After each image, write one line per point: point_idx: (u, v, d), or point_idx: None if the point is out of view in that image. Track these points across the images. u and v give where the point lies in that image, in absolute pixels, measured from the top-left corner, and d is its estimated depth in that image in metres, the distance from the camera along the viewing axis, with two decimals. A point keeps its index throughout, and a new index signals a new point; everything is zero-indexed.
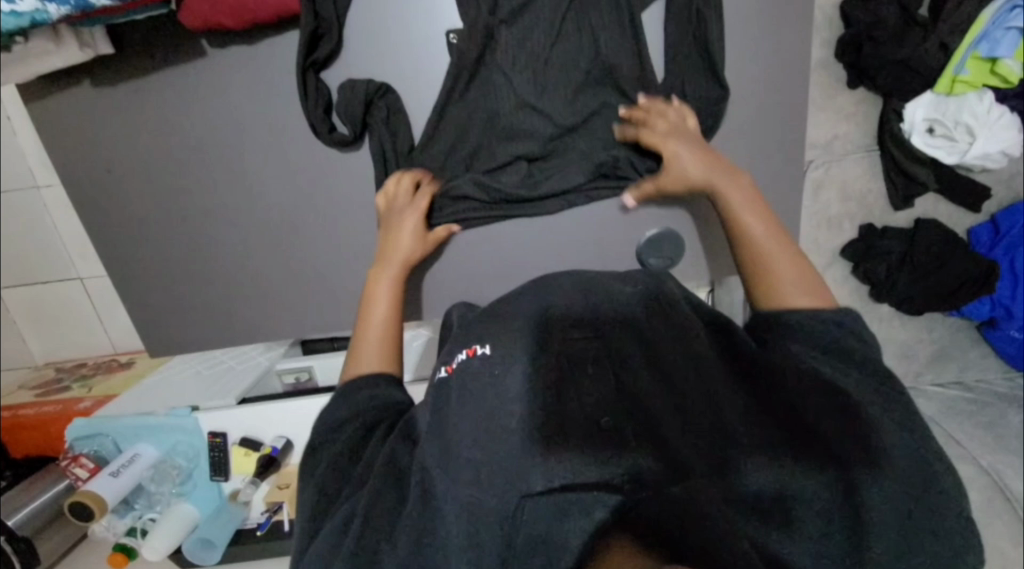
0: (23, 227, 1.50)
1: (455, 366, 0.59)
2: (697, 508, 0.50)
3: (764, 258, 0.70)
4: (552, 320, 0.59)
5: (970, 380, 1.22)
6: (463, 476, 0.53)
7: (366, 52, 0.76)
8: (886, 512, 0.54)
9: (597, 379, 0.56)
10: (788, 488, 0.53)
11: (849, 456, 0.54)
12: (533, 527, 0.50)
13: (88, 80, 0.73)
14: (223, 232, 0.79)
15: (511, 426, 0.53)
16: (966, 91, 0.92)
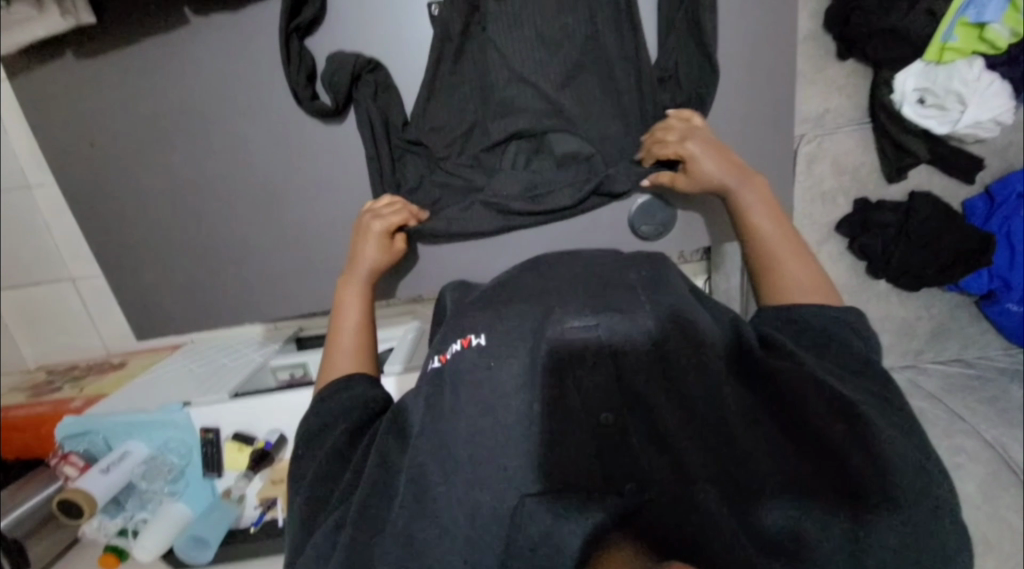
0: (14, 227, 1.49)
1: (449, 357, 0.57)
2: (696, 509, 0.50)
3: (762, 243, 0.69)
4: (550, 316, 0.56)
5: (974, 357, 1.22)
6: (463, 470, 0.51)
7: (350, 20, 0.75)
8: (902, 530, 0.49)
9: (597, 375, 0.55)
10: (794, 498, 0.50)
11: (865, 468, 0.50)
12: (530, 529, 0.48)
13: (71, 52, 0.72)
14: (211, 209, 0.79)
15: (508, 420, 0.53)
16: (954, 58, 0.92)
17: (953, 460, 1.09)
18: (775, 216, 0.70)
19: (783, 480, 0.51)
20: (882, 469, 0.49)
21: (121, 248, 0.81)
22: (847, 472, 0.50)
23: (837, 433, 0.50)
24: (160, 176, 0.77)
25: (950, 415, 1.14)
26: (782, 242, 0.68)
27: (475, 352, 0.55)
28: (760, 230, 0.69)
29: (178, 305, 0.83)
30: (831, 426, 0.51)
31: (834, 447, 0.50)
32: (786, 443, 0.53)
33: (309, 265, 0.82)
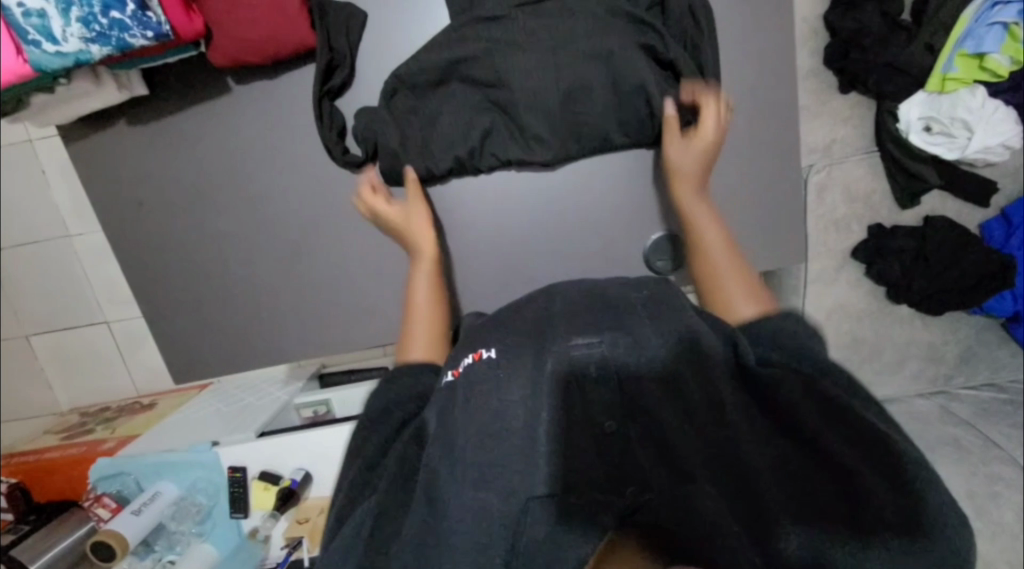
0: (55, 275, 1.57)
1: (461, 370, 0.62)
2: (692, 509, 0.54)
3: (707, 258, 0.78)
4: (556, 335, 0.60)
5: (1005, 381, 1.19)
6: (470, 478, 0.55)
7: (378, 80, 0.79)
8: (891, 520, 0.51)
9: (601, 388, 0.58)
10: (782, 489, 0.54)
11: (852, 464, 0.52)
12: (537, 535, 0.52)
13: (123, 120, 0.79)
14: (244, 257, 0.84)
15: (516, 428, 0.56)
16: (957, 87, 0.93)
17: (990, 488, 1.03)
18: (717, 230, 0.78)
19: (770, 479, 0.54)
20: (870, 471, 0.52)
21: (163, 295, 0.86)
22: (830, 473, 0.53)
23: (826, 440, 0.53)
24: (200, 226, 0.82)
25: (986, 442, 1.10)
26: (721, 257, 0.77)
27: (486, 363, 0.60)
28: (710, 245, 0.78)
29: (215, 348, 0.88)
30: (817, 432, 0.54)
31: (819, 448, 0.54)
32: (776, 444, 0.56)
33: (338, 306, 0.86)
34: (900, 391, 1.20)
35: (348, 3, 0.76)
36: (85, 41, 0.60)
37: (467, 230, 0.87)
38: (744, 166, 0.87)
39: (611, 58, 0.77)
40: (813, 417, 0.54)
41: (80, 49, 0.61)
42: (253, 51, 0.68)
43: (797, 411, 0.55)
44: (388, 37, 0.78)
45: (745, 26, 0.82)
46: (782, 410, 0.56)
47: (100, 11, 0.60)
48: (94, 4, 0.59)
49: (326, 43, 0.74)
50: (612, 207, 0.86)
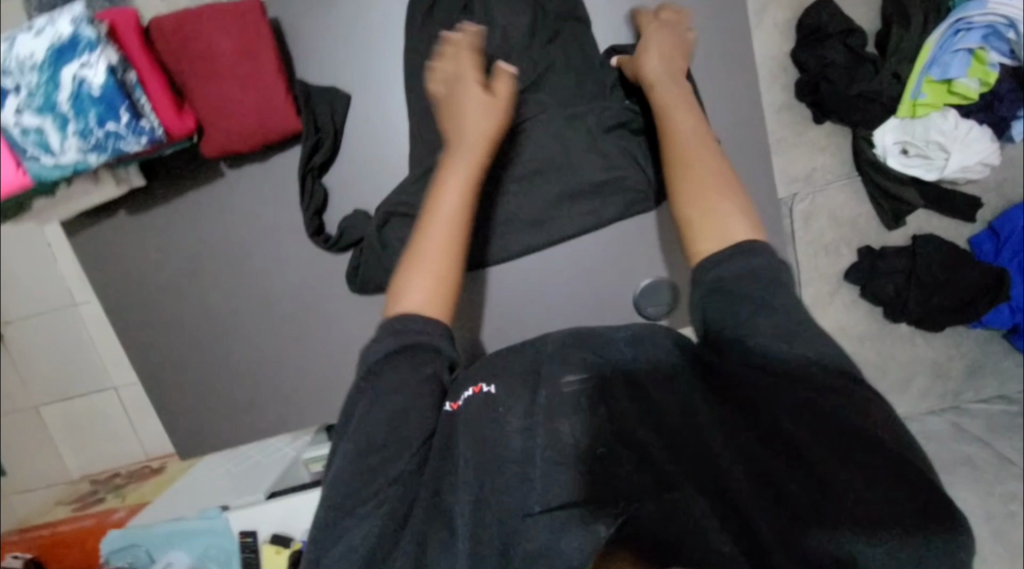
0: (65, 344, 1.60)
1: (462, 402, 0.68)
2: (680, 514, 0.60)
3: (677, 151, 0.69)
4: (548, 371, 0.70)
5: (1015, 393, 1.18)
6: (472, 494, 0.63)
7: (362, 153, 0.81)
8: (871, 510, 0.53)
9: (592, 416, 0.65)
10: (762, 489, 0.60)
11: (824, 462, 0.56)
12: (530, 543, 0.60)
13: (123, 210, 0.82)
14: (244, 331, 0.86)
15: (515, 454, 0.65)
16: (929, 111, 0.96)
17: (1006, 508, 1.03)
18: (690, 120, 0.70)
19: (745, 479, 0.61)
20: (841, 464, 0.55)
21: (166, 374, 0.87)
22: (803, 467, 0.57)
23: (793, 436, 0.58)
24: (200, 304, 0.84)
25: (999, 459, 1.09)
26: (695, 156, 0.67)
27: (486, 396, 0.68)
28: (676, 127, 0.70)
29: (218, 421, 0.89)
30: (786, 429, 0.58)
31: (789, 445, 0.58)
32: (751, 453, 0.61)
33: (336, 373, 0.87)
34: (911, 409, 1.18)
35: (330, 87, 0.79)
36: (83, 152, 0.63)
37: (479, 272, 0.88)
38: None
39: None
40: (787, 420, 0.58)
41: (77, 159, 0.63)
42: (240, 138, 0.71)
43: (768, 420, 0.60)
44: (373, 111, 0.81)
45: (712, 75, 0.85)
46: (756, 420, 0.61)
47: (95, 123, 0.62)
48: (87, 116, 0.61)
49: (311, 124, 0.76)
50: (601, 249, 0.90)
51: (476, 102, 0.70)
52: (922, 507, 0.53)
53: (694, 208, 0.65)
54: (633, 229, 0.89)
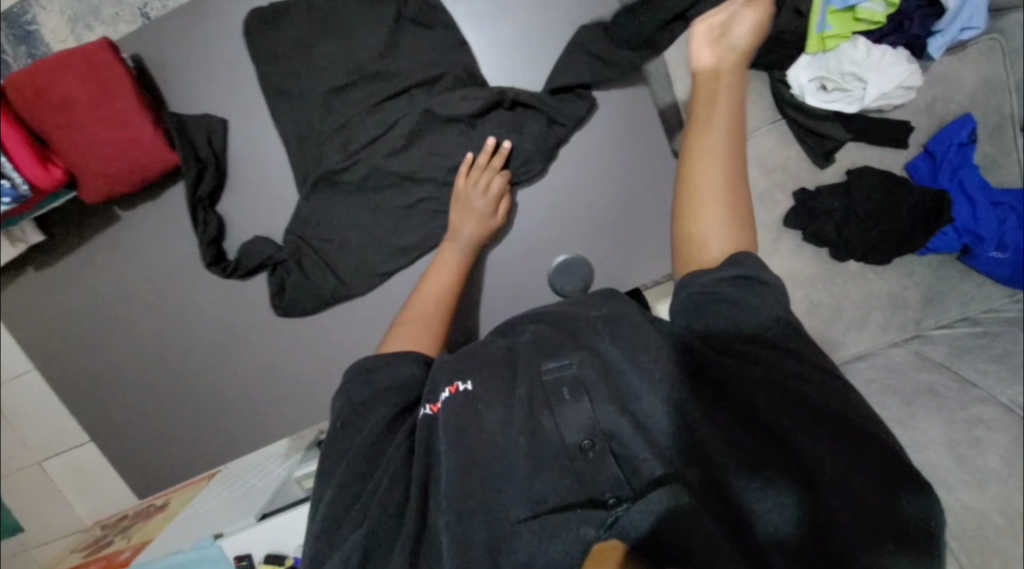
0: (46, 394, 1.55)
1: (440, 404, 0.65)
2: (682, 514, 0.55)
3: (698, 171, 0.68)
4: (527, 361, 0.67)
5: (978, 313, 1.15)
6: (456, 508, 0.59)
7: (251, 176, 0.80)
8: (848, 494, 0.53)
9: (575, 409, 0.61)
10: (753, 484, 0.56)
11: (807, 448, 0.55)
12: (519, 553, 0.57)
13: (31, 266, 0.83)
14: (174, 365, 0.86)
15: (492, 454, 0.61)
16: (839, 43, 0.94)
17: (969, 433, 1.03)
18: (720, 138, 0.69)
19: (748, 485, 0.56)
20: (822, 445, 0.55)
21: (109, 417, 0.89)
22: (801, 464, 0.55)
23: (784, 429, 0.56)
24: (133, 345, 0.85)
25: (962, 383, 1.08)
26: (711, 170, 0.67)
27: (462, 395, 0.65)
28: (705, 159, 0.68)
29: (171, 457, 0.90)
30: (781, 425, 0.56)
31: (775, 432, 0.57)
32: (739, 442, 0.58)
33: (268, 396, 0.86)
34: (872, 345, 1.14)
35: (203, 113, 0.78)
36: None
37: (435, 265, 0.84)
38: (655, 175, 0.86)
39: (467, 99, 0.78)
40: (778, 406, 0.57)
41: None
42: (116, 180, 0.74)
43: (756, 404, 0.58)
44: (258, 131, 0.79)
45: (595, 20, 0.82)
46: (743, 404, 0.59)
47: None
48: None
49: (190, 153, 0.75)
50: (550, 223, 0.87)
51: (478, 195, 0.78)
52: (894, 486, 0.53)
53: (691, 233, 0.67)
54: (564, 207, 0.86)
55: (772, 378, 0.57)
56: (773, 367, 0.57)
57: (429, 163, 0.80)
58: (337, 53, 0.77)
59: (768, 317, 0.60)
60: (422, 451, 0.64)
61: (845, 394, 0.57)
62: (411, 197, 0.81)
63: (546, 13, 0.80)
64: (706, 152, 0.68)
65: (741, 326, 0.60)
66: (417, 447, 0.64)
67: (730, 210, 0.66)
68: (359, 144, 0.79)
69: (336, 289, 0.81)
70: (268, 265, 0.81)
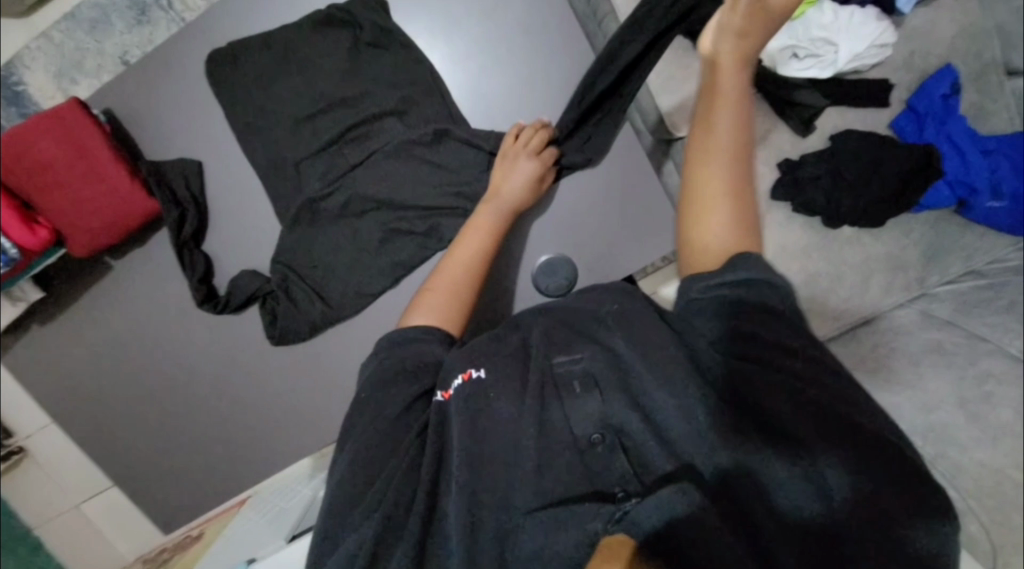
0: None
1: (452, 391, 0.66)
2: (699, 519, 0.55)
3: (701, 177, 0.71)
4: (538, 354, 0.69)
5: (983, 265, 1.13)
6: (467, 500, 0.60)
7: (232, 212, 0.82)
8: (858, 497, 0.55)
9: (586, 401, 0.64)
10: (767, 487, 0.57)
11: (820, 449, 0.56)
12: (530, 543, 0.59)
13: (35, 322, 0.85)
14: (181, 402, 0.89)
15: (506, 453, 0.62)
16: (803, 10, 0.95)
17: (980, 389, 1.01)
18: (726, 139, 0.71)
19: (753, 474, 0.58)
20: (834, 448, 0.56)
21: (124, 459, 0.91)
22: (807, 452, 0.56)
23: (788, 423, 0.57)
24: (138, 387, 0.88)
25: (971, 338, 1.06)
26: (714, 181, 0.70)
27: (475, 382, 0.66)
28: (706, 165, 0.71)
29: (186, 493, 0.92)
30: (794, 430, 0.57)
31: (790, 435, 0.57)
32: (754, 446, 0.58)
33: (275, 422, 0.89)
34: (877, 309, 1.12)
35: (179, 158, 0.80)
36: None
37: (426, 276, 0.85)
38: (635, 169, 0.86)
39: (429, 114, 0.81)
40: (788, 408, 0.58)
41: None
42: (102, 231, 0.75)
43: (768, 408, 0.59)
44: (233, 169, 0.81)
45: (551, 18, 0.83)
46: (755, 409, 0.59)
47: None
48: None
49: (169, 197, 0.77)
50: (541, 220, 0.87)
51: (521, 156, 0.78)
52: (904, 494, 0.54)
53: (697, 238, 0.69)
54: (555, 200, 0.87)
55: (770, 367, 0.59)
56: (772, 356, 0.59)
57: (405, 179, 0.81)
58: (304, 85, 0.80)
59: (792, 326, 0.61)
60: (434, 441, 0.65)
61: (853, 399, 0.58)
62: (388, 217, 0.81)
63: (501, 21, 0.82)
64: (707, 166, 0.71)
65: (754, 330, 0.60)
66: (428, 443, 0.65)
67: (735, 211, 0.69)
68: (336, 173, 0.80)
69: (325, 314, 0.82)
70: (258, 296, 0.82)
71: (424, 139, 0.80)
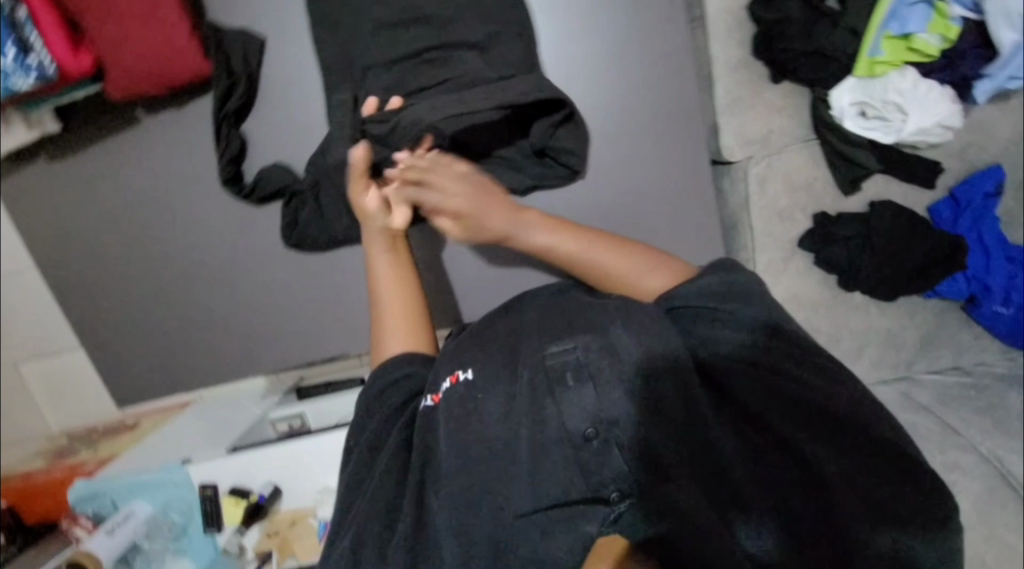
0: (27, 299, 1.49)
1: (440, 395, 0.68)
2: (703, 526, 0.59)
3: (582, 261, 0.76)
4: (530, 346, 0.70)
5: (970, 364, 1.16)
6: (460, 493, 0.62)
7: (279, 100, 0.78)
8: (854, 504, 0.62)
9: (580, 393, 0.65)
10: (772, 501, 0.63)
11: (818, 462, 0.64)
12: (532, 538, 0.62)
13: (44, 156, 0.81)
14: (174, 281, 0.85)
15: (502, 441, 0.65)
16: (887, 70, 0.93)
17: (945, 477, 1.04)
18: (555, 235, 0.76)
19: (759, 489, 0.63)
20: (829, 459, 0.64)
21: (100, 323, 0.88)
22: (800, 468, 0.64)
23: (788, 435, 0.65)
24: (133, 254, 0.84)
25: (943, 427, 1.10)
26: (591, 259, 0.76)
27: (461, 385, 0.68)
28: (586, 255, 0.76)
29: (157, 374, 0.89)
30: (799, 442, 0.65)
31: (789, 447, 0.65)
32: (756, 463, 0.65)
33: (265, 327, 0.87)
34: (862, 379, 1.16)
35: (244, 28, 0.75)
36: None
37: (447, 236, 0.86)
38: (686, 162, 0.83)
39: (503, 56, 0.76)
40: (787, 426, 0.66)
41: None
42: (145, 79, 0.71)
43: (774, 427, 0.66)
44: (293, 57, 0.77)
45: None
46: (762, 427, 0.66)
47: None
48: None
49: (223, 66, 0.73)
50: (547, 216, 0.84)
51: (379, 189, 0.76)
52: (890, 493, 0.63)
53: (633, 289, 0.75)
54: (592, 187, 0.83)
55: (774, 391, 0.67)
56: (773, 382, 0.67)
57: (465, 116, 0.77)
58: None
59: (796, 349, 0.68)
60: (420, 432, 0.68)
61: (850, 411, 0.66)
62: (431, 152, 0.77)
63: None
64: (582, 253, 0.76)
65: (748, 354, 0.67)
66: (418, 436, 0.67)
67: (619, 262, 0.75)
68: (405, 89, 0.76)
69: (349, 230, 0.81)
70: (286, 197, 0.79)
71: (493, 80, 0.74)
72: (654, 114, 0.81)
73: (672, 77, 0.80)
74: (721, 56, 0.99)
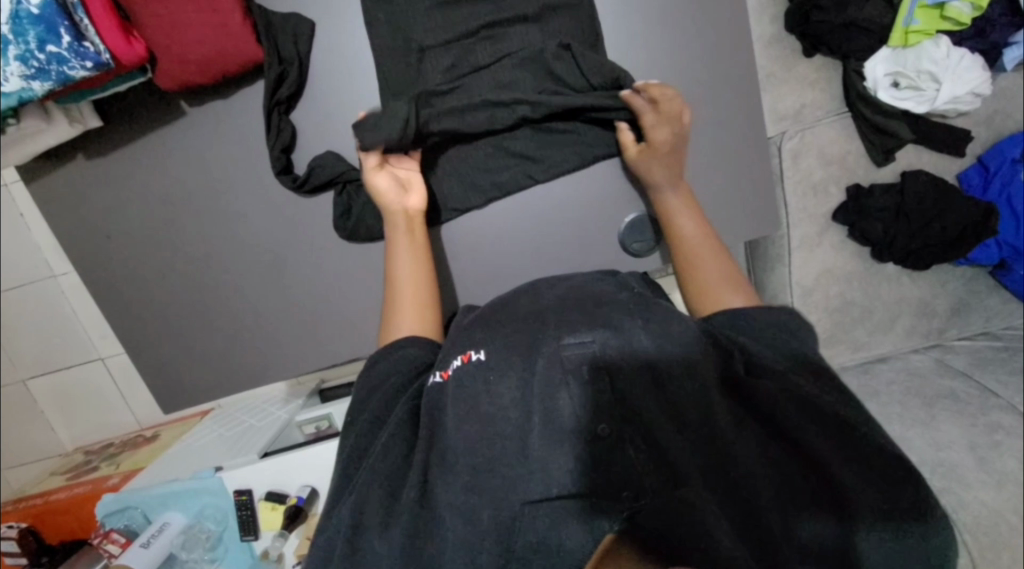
0: (35, 312, 1.43)
1: (451, 371, 0.61)
2: (695, 516, 0.52)
3: (682, 241, 0.75)
4: (542, 335, 0.59)
5: (998, 328, 1.19)
6: (461, 485, 0.55)
7: (328, 87, 0.77)
8: (868, 519, 0.53)
9: (591, 385, 0.56)
10: (781, 497, 0.55)
11: (834, 471, 0.53)
12: (532, 535, 0.53)
13: (83, 154, 0.79)
14: (219, 279, 0.83)
15: (509, 433, 0.56)
16: (921, 40, 0.93)
17: (990, 437, 1.06)
18: (683, 205, 0.76)
19: (779, 509, 0.54)
20: (849, 468, 0.53)
21: (141, 324, 0.85)
22: (828, 489, 0.54)
23: (804, 439, 0.54)
24: (176, 252, 0.82)
25: (982, 390, 1.12)
26: (699, 239, 0.74)
27: (475, 364, 0.60)
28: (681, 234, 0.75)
29: (203, 374, 0.87)
30: (813, 445, 0.54)
31: (807, 452, 0.55)
32: (770, 455, 0.56)
33: (315, 321, 0.85)
34: (894, 348, 1.19)
35: (293, 14, 0.74)
36: (26, 79, 0.63)
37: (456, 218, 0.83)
38: (737, 142, 0.84)
39: (554, 37, 0.76)
40: (805, 425, 0.55)
41: (21, 87, 0.64)
42: (195, 69, 0.70)
43: (790, 426, 0.55)
44: (341, 42, 0.76)
45: None
46: (779, 425, 0.56)
47: (36, 47, 0.62)
48: (29, 41, 0.62)
49: (275, 54, 0.73)
50: (557, 198, 0.83)
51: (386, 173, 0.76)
52: (899, 518, 0.53)
53: (704, 291, 0.71)
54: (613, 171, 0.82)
55: (805, 404, 0.55)
56: (803, 393, 0.55)
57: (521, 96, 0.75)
58: None
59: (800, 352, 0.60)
60: (427, 421, 0.60)
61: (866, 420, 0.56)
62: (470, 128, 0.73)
63: None
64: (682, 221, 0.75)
65: (748, 346, 0.59)
66: (425, 413, 0.60)
67: (716, 260, 0.72)
68: (463, 68, 0.75)
69: None
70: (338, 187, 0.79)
71: (548, 59, 0.75)
72: (701, 90, 0.81)
73: (722, 50, 0.80)
74: (755, 32, 1.00)
